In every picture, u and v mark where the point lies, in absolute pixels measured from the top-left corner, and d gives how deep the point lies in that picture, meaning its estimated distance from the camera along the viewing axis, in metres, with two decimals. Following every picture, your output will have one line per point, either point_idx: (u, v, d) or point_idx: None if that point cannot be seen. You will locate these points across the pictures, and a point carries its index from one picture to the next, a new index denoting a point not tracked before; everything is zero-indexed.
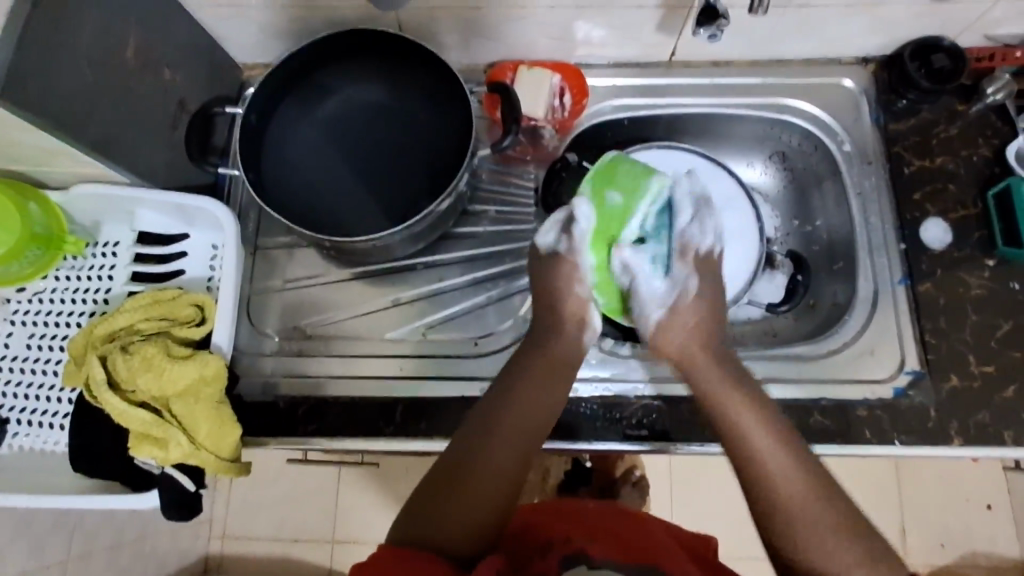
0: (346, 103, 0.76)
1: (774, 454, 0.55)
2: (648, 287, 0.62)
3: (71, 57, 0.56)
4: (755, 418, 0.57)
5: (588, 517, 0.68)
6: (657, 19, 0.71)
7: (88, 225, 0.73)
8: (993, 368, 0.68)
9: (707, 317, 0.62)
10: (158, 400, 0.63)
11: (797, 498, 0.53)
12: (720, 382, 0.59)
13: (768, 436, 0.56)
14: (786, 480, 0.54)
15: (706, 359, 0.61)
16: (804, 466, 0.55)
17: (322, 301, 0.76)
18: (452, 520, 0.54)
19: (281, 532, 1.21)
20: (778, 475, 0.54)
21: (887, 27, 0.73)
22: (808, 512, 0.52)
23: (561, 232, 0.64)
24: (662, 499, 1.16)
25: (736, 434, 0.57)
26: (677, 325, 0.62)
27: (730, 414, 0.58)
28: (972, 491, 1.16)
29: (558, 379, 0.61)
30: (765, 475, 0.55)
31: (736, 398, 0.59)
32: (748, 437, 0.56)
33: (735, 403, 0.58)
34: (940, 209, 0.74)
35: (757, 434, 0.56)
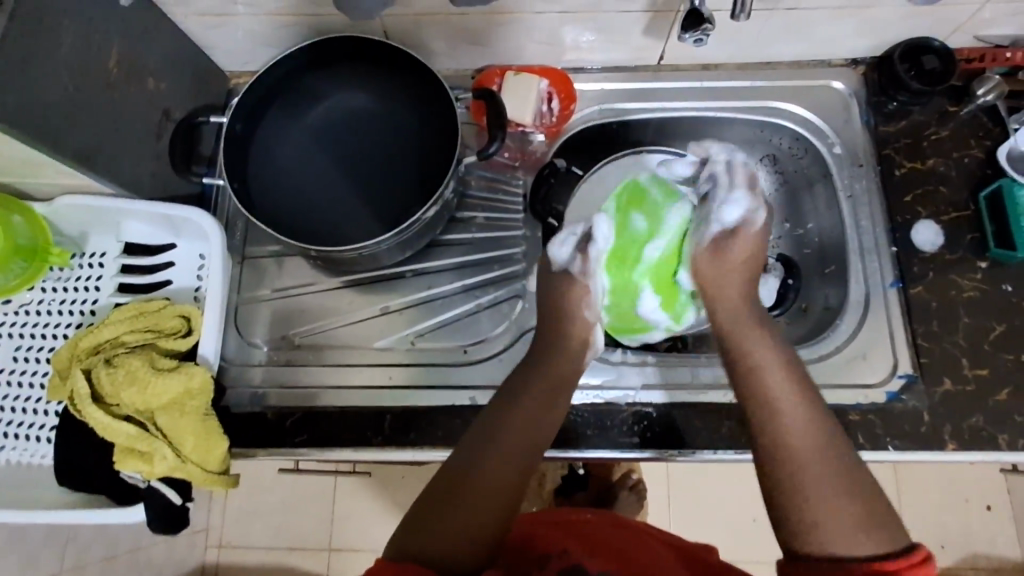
0: (333, 111, 0.75)
1: (784, 383, 0.55)
2: (716, 211, 0.62)
3: (51, 69, 0.56)
4: (772, 351, 0.58)
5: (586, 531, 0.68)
6: (645, 23, 0.71)
7: (74, 236, 0.73)
8: (986, 371, 0.67)
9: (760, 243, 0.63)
10: (143, 413, 0.62)
11: (796, 429, 0.52)
12: (743, 317, 0.61)
13: (789, 389, 0.54)
14: (792, 411, 0.53)
15: (736, 297, 0.62)
16: (810, 405, 0.53)
17: (311, 310, 0.76)
18: (453, 531, 0.51)
19: (277, 540, 1.20)
20: (781, 404, 0.53)
21: (876, 28, 0.73)
22: (803, 447, 0.51)
23: (578, 251, 0.66)
24: (659, 502, 1.15)
25: (750, 361, 0.57)
26: (741, 236, 0.62)
27: (747, 345, 0.58)
28: (971, 491, 1.16)
29: (560, 391, 0.62)
30: (769, 402, 0.54)
31: (756, 332, 0.60)
32: (759, 367, 0.56)
33: (755, 338, 0.59)
34: (932, 211, 0.73)
35: (769, 366, 0.56)
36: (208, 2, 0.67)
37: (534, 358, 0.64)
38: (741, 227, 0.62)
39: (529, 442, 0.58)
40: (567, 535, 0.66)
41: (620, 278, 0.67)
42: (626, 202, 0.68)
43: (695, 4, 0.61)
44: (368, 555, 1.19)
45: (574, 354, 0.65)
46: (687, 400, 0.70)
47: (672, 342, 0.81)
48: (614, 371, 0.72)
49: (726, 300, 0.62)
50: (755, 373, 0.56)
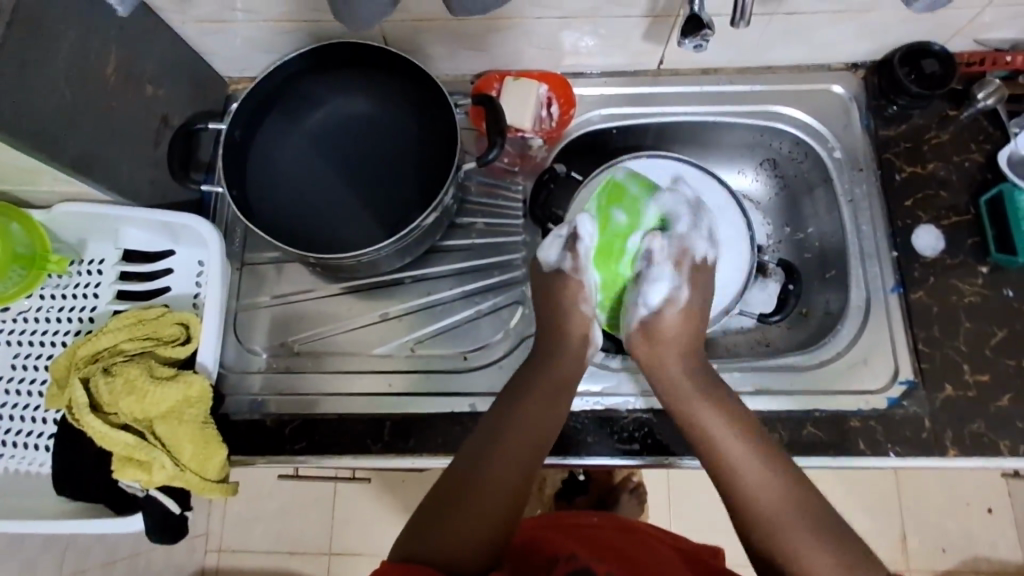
0: (332, 116, 0.75)
1: (727, 436, 0.57)
2: (645, 290, 0.64)
3: (48, 77, 0.55)
4: (721, 420, 0.59)
5: (591, 537, 0.67)
6: (644, 28, 0.71)
7: (73, 243, 0.73)
8: (988, 377, 0.67)
9: (692, 318, 0.65)
10: (141, 421, 0.62)
11: (757, 498, 0.54)
12: (689, 386, 0.62)
13: (736, 441, 0.57)
14: (750, 480, 0.55)
15: (680, 368, 0.63)
16: (769, 467, 0.55)
17: (311, 317, 0.75)
18: (456, 536, 0.51)
19: (278, 544, 1.20)
20: (740, 475, 0.55)
21: (876, 32, 0.72)
22: (767, 515, 0.53)
23: (567, 250, 0.66)
24: (659, 505, 1.15)
25: (702, 435, 0.59)
26: (665, 317, 0.64)
27: (697, 417, 0.59)
28: (973, 495, 1.15)
29: (561, 394, 0.62)
30: (728, 473, 0.56)
31: (703, 400, 0.60)
32: (713, 439, 0.58)
33: (701, 406, 0.60)
34: (932, 215, 0.73)
35: (721, 437, 0.58)
36: (206, 9, 0.67)
37: (537, 362, 0.65)
38: (664, 306, 0.64)
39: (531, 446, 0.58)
40: (573, 539, 0.66)
41: (609, 274, 0.66)
42: (608, 197, 0.67)
43: (693, 10, 0.60)
44: (368, 560, 1.18)
45: (577, 355, 0.65)
46: None
47: None
48: (614, 377, 0.72)
49: (669, 371, 0.63)
50: (709, 447, 0.58)
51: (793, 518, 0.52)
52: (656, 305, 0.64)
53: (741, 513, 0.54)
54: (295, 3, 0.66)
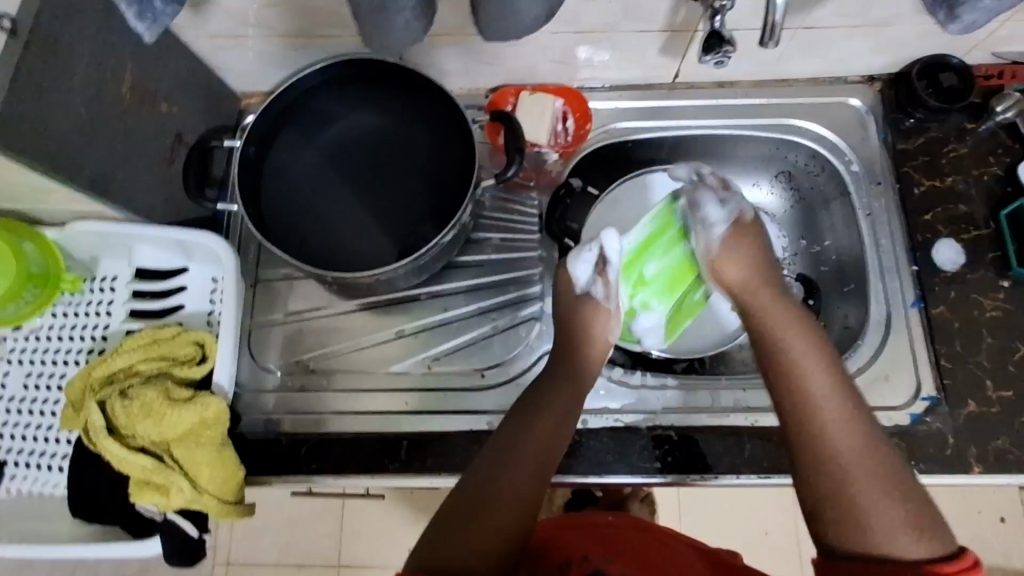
0: (346, 133, 0.74)
1: (816, 365, 0.53)
2: (701, 212, 0.65)
3: (66, 98, 0.55)
4: (812, 352, 0.55)
5: (609, 537, 0.65)
6: (662, 42, 0.70)
7: (85, 261, 0.72)
8: (1011, 393, 0.66)
9: (753, 232, 0.65)
10: (159, 445, 0.62)
11: (836, 425, 0.50)
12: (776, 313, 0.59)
13: (825, 375, 0.53)
14: (840, 412, 0.51)
15: (762, 289, 0.62)
16: (856, 403, 0.52)
17: (325, 334, 0.75)
18: (478, 542, 0.49)
19: (286, 558, 1.12)
20: (823, 404, 0.51)
21: (894, 46, 0.72)
22: (848, 455, 0.49)
23: (598, 275, 0.65)
24: (671, 511, 1.06)
25: (789, 360, 0.54)
26: (728, 247, 0.63)
27: (783, 345, 0.55)
28: (985, 503, 1.07)
29: (570, 413, 0.59)
30: (812, 402, 0.52)
31: (794, 327, 0.57)
32: (802, 367, 0.53)
33: (790, 328, 0.57)
34: (951, 229, 0.72)
35: (806, 355, 0.54)
36: (222, 25, 0.66)
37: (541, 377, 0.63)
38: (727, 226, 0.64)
39: (546, 453, 0.55)
40: (590, 540, 0.64)
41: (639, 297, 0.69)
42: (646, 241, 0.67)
43: (715, 27, 0.59)
44: None
45: (584, 373, 0.63)
46: (706, 424, 0.69)
47: (688, 362, 0.79)
48: (633, 395, 0.72)
49: (756, 302, 0.61)
50: (797, 379, 0.53)
51: (870, 457, 0.49)
52: (720, 224, 0.64)
53: (819, 448, 0.50)
54: (312, 20, 0.65)
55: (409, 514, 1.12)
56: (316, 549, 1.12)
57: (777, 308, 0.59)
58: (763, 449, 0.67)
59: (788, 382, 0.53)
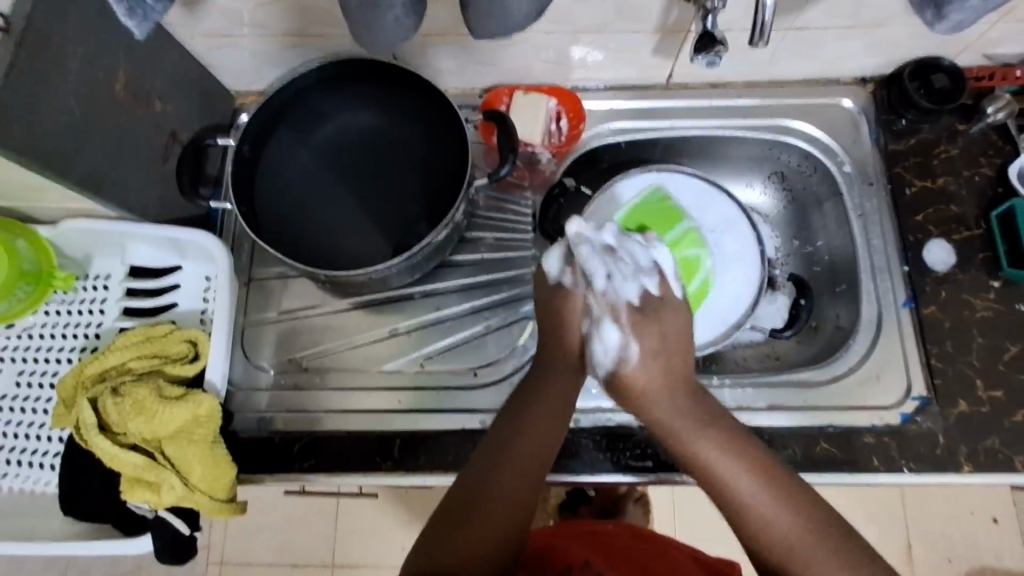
0: (340, 131, 0.75)
1: (740, 480, 0.51)
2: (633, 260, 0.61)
3: (57, 95, 0.55)
4: (735, 457, 0.52)
5: (608, 542, 0.67)
6: (654, 42, 0.71)
7: (79, 259, 0.72)
8: (1001, 393, 0.67)
9: (646, 319, 0.58)
10: (151, 441, 0.62)
11: (783, 535, 0.49)
12: (688, 423, 0.54)
13: (752, 487, 0.51)
14: (771, 511, 0.50)
15: (665, 395, 0.56)
16: (781, 492, 0.51)
17: (319, 332, 0.75)
18: (474, 542, 0.50)
19: (280, 557, 1.12)
20: (754, 511, 0.50)
21: (886, 47, 0.72)
22: (796, 555, 0.49)
23: (569, 264, 0.61)
24: (664, 510, 1.06)
25: (709, 474, 0.53)
26: (631, 374, 0.56)
27: (703, 460, 0.53)
28: (977, 504, 1.07)
29: (563, 409, 0.58)
30: (743, 511, 0.51)
31: (700, 429, 0.54)
32: (725, 481, 0.52)
33: (699, 443, 0.54)
34: (942, 230, 0.73)
35: (727, 471, 0.52)
36: (217, 23, 0.66)
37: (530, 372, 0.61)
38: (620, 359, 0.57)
39: (541, 445, 0.55)
40: (592, 546, 0.65)
41: None
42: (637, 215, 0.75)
43: (707, 27, 0.59)
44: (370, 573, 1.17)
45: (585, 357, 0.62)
46: None
47: None
48: None
49: (650, 402, 0.56)
50: (727, 498, 0.52)
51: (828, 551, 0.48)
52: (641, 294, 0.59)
53: (776, 567, 0.49)
54: (306, 19, 0.65)
55: (403, 513, 1.12)
56: (310, 548, 1.12)
57: (687, 404, 0.55)
58: None
59: (721, 497, 0.52)
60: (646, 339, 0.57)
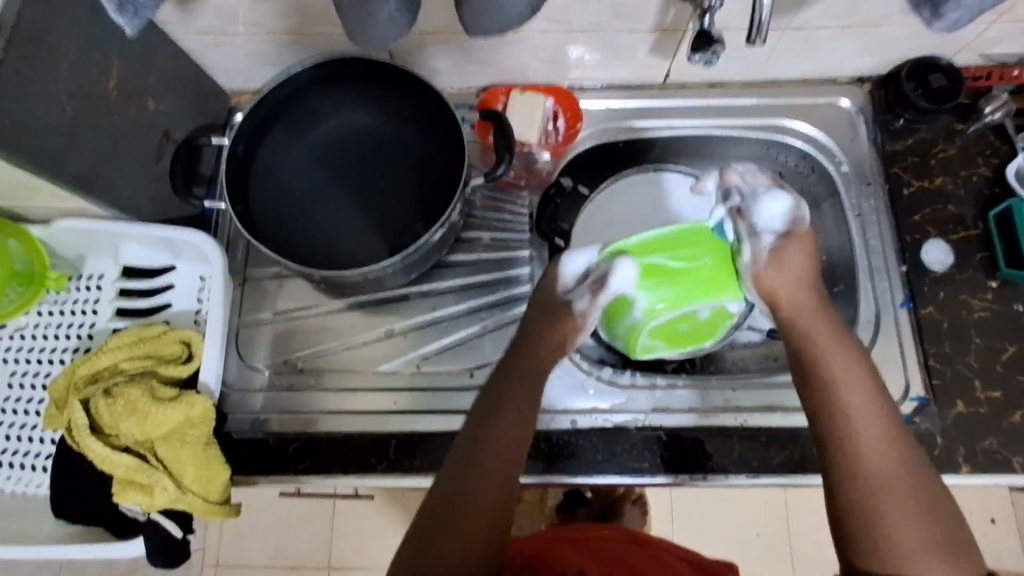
0: (336, 130, 0.74)
1: (865, 399, 0.54)
2: (755, 220, 0.61)
3: (49, 93, 0.54)
4: (863, 383, 0.55)
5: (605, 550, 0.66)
6: (652, 41, 0.70)
7: (72, 259, 0.72)
8: (999, 394, 0.67)
9: (796, 248, 0.60)
10: (143, 443, 0.62)
11: (880, 456, 0.52)
12: (830, 340, 0.57)
13: (871, 409, 0.54)
14: (876, 432, 0.53)
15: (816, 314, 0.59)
16: (894, 427, 0.53)
17: (315, 332, 0.74)
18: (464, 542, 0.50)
19: (276, 559, 1.11)
20: (866, 434, 0.52)
21: (884, 47, 0.72)
22: (882, 476, 0.51)
23: (586, 288, 0.62)
24: (662, 512, 1.05)
25: (831, 382, 0.55)
26: (786, 257, 0.60)
27: (831, 372, 0.56)
28: (975, 505, 1.07)
29: (530, 408, 0.57)
30: (853, 427, 0.53)
31: (842, 351, 0.57)
32: (841, 394, 0.54)
33: (840, 360, 0.56)
34: (940, 230, 0.73)
35: (853, 390, 0.55)
36: (211, 21, 0.66)
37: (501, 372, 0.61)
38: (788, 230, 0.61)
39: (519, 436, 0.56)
40: (588, 555, 0.64)
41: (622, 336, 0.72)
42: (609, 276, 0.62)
43: (704, 26, 0.59)
44: None
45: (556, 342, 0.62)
46: (695, 424, 0.69)
47: (679, 363, 0.78)
48: (623, 395, 0.71)
49: (797, 314, 0.60)
50: (840, 406, 0.54)
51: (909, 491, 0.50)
52: (780, 227, 0.60)
53: (859, 482, 0.51)
54: (300, 17, 0.65)
55: (400, 515, 1.12)
56: (307, 550, 1.11)
57: (823, 324, 0.59)
58: (753, 448, 0.67)
59: (828, 408, 0.54)
60: (797, 242, 0.61)
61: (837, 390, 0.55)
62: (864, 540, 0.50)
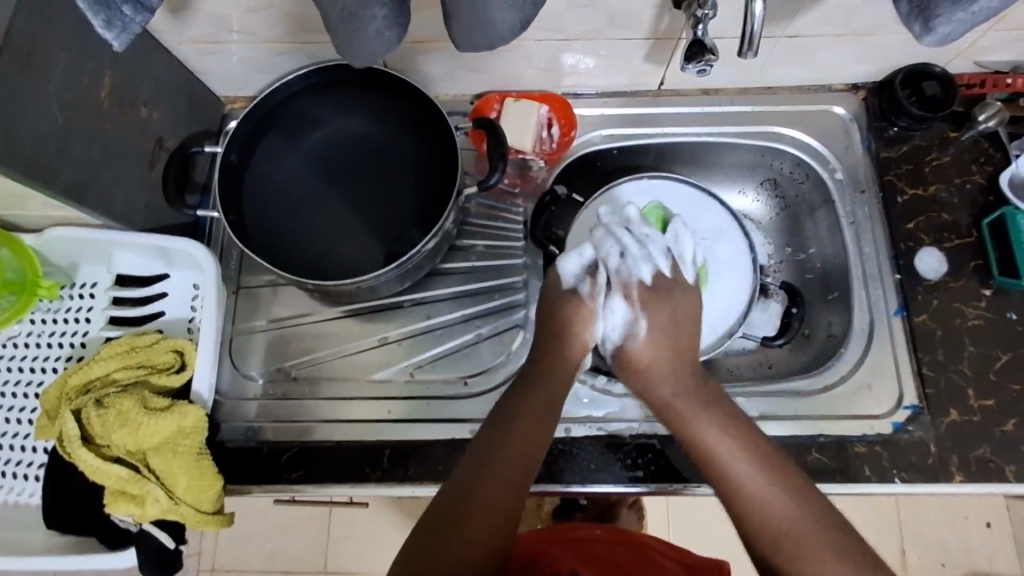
0: (330, 138, 0.74)
1: (731, 451, 0.54)
2: (597, 328, 0.63)
3: (40, 103, 0.54)
4: (728, 437, 0.55)
5: (595, 554, 0.66)
6: (646, 49, 0.70)
7: (65, 267, 0.72)
8: (992, 402, 0.67)
9: (658, 339, 0.61)
10: (135, 454, 0.62)
11: (769, 505, 0.51)
12: (687, 401, 0.58)
13: (743, 461, 0.54)
14: (755, 484, 0.52)
15: (672, 374, 0.60)
16: (772, 471, 0.53)
17: (309, 341, 0.74)
18: (479, 536, 0.50)
19: (272, 563, 1.11)
20: (744, 490, 0.52)
21: (879, 54, 0.72)
22: (779, 524, 0.50)
23: (588, 276, 0.63)
24: (659, 515, 1.05)
25: (701, 449, 0.56)
26: (636, 350, 0.61)
27: (701, 438, 0.56)
28: (971, 509, 1.07)
29: (550, 413, 0.58)
30: (735, 485, 0.53)
31: (702, 410, 0.57)
32: (723, 463, 0.54)
33: (702, 421, 0.57)
34: (934, 238, 0.73)
35: (721, 446, 0.55)
36: (204, 29, 0.65)
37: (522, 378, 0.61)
38: (624, 337, 0.62)
39: (533, 436, 0.56)
40: (580, 560, 0.64)
41: None
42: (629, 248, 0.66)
43: (697, 35, 0.59)
44: None
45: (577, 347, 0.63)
46: None
47: None
48: (618, 403, 0.71)
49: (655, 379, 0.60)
50: (716, 466, 0.54)
51: (812, 531, 0.49)
52: (617, 339, 0.62)
53: (762, 539, 0.51)
54: (293, 25, 0.65)
55: (395, 520, 1.12)
56: (303, 554, 1.11)
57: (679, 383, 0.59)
58: None
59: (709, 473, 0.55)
60: (654, 333, 0.61)
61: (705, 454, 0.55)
62: None
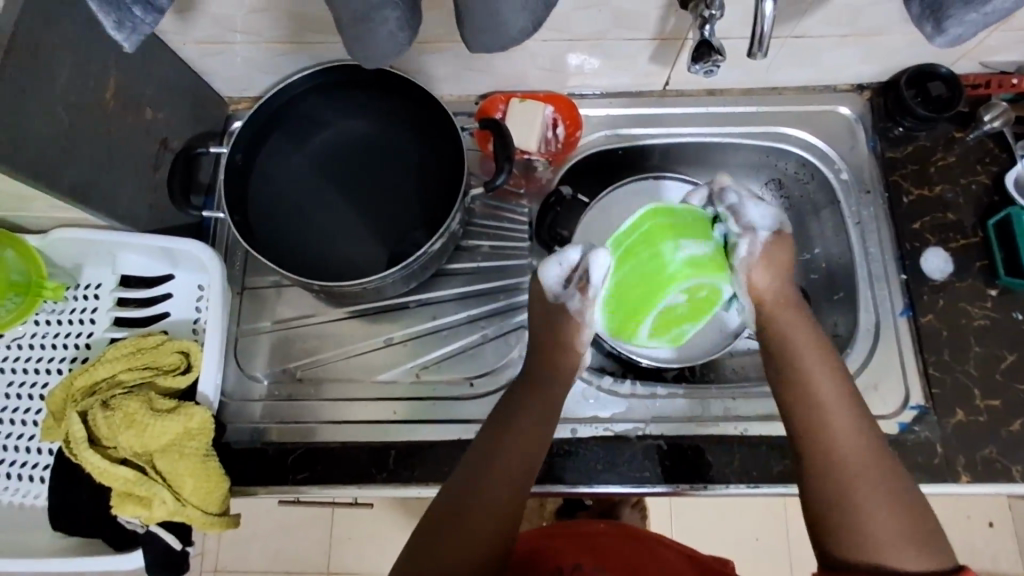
0: (335, 138, 0.74)
1: (837, 396, 0.54)
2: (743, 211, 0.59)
3: (46, 104, 0.54)
4: (835, 382, 0.55)
5: (600, 549, 0.65)
6: (652, 49, 0.70)
7: (69, 268, 0.72)
8: (998, 402, 0.67)
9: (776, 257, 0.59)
10: (142, 456, 0.61)
11: (851, 450, 0.52)
12: (799, 341, 0.57)
13: (846, 407, 0.53)
14: (846, 428, 0.53)
15: (800, 318, 0.59)
16: (866, 423, 0.53)
17: (314, 342, 0.74)
18: (477, 538, 0.50)
19: (274, 563, 1.11)
20: (837, 432, 0.52)
21: (884, 55, 0.72)
22: (853, 469, 0.51)
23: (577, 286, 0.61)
24: (662, 514, 1.05)
25: (802, 381, 0.55)
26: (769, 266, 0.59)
27: (805, 375, 0.55)
28: (974, 508, 1.07)
29: (551, 415, 0.59)
30: (827, 427, 0.53)
31: (816, 351, 0.56)
32: (824, 403, 0.54)
33: (815, 361, 0.56)
34: (940, 238, 0.73)
35: (825, 387, 0.54)
36: (208, 30, 0.65)
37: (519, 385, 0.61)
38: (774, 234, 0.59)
39: (530, 440, 0.56)
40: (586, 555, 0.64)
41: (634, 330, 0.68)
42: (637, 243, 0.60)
43: (704, 35, 0.58)
44: None
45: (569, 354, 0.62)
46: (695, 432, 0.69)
47: (679, 371, 0.78)
48: (623, 403, 0.72)
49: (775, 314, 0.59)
50: (813, 400, 0.54)
51: (881, 484, 0.50)
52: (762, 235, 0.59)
53: (833, 475, 0.51)
54: (298, 26, 0.65)
55: (399, 520, 1.11)
56: (306, 554, 1.11)
57: (799, 328, 0.58)
58: (753, 457, 0.67)
59: (803, 405, 0.54)
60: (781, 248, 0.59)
61: (803, 386, 0.55)
62: (842, 544, 0.50)
